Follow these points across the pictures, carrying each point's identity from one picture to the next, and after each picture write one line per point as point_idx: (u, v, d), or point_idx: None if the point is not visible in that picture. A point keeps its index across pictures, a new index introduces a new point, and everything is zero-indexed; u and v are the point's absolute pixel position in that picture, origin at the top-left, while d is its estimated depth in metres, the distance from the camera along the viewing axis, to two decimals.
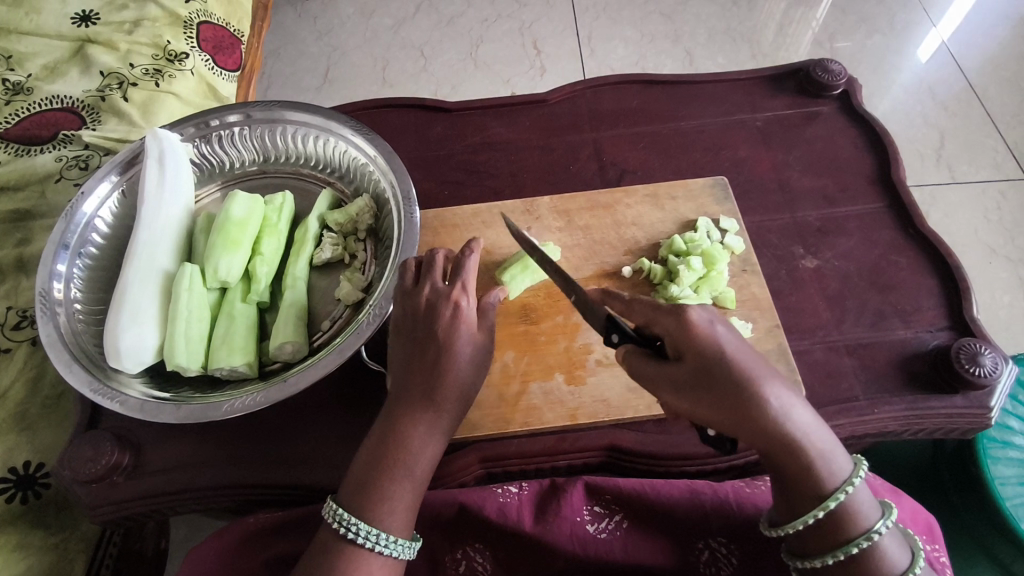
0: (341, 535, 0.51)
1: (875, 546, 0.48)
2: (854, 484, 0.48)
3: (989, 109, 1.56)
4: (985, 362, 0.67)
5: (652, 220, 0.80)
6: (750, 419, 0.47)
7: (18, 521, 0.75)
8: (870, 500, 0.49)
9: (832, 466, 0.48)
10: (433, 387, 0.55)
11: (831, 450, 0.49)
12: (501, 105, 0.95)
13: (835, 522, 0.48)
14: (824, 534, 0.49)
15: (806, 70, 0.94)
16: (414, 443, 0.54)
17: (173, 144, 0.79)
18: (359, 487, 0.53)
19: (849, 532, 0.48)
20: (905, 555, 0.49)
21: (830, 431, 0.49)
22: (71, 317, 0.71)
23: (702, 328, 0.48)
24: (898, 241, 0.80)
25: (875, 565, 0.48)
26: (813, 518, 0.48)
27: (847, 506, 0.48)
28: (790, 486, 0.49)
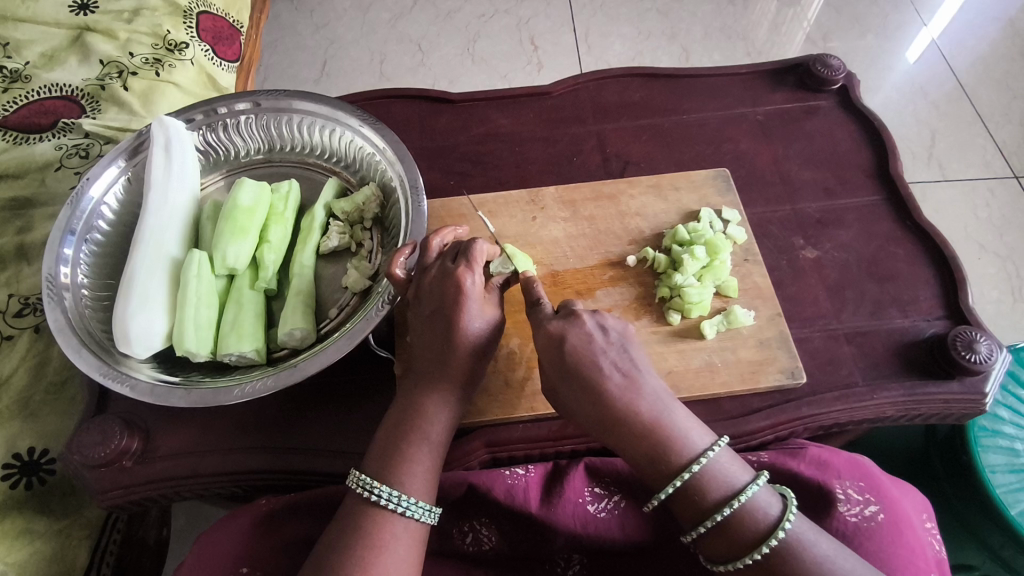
0: (365, 498, 0.54)
1: (743, 506, 0.50)
2: (711, 451, 0.52)
3: (978, 108, 1.59)
4: (980, 349, 0.69)
5: (655, 210, 0.81)
6: (593, 407, 0.55)
7: (23, 506, 0.75)
8: (733, 466, 0.52)
9: (683, 441, 0.53)
10: (447, 359, 0.60)
11: (687, 427, 0.54)
12: (505, 97, 0.96)
13: (690, 489, 0.51)
14: (689, 506, 0.52)
15: (805, 66, 0.96)
16: (431, 412, 0.59)
17: (180, 132, 0.79)
18: (382, 454, 0.57)
19: (709, 499, 0.51)
20: (777, 502, 0.51)
21: (690, 414, 0.55)
22: (78, 301, 0.71)
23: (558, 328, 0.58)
24: (895, 232, 0.81)
25: (749, 522, 0.50)
26: (668, 489, 0.52)
27: (702, 476, 0.51)
28: (644, 468, 0.54)
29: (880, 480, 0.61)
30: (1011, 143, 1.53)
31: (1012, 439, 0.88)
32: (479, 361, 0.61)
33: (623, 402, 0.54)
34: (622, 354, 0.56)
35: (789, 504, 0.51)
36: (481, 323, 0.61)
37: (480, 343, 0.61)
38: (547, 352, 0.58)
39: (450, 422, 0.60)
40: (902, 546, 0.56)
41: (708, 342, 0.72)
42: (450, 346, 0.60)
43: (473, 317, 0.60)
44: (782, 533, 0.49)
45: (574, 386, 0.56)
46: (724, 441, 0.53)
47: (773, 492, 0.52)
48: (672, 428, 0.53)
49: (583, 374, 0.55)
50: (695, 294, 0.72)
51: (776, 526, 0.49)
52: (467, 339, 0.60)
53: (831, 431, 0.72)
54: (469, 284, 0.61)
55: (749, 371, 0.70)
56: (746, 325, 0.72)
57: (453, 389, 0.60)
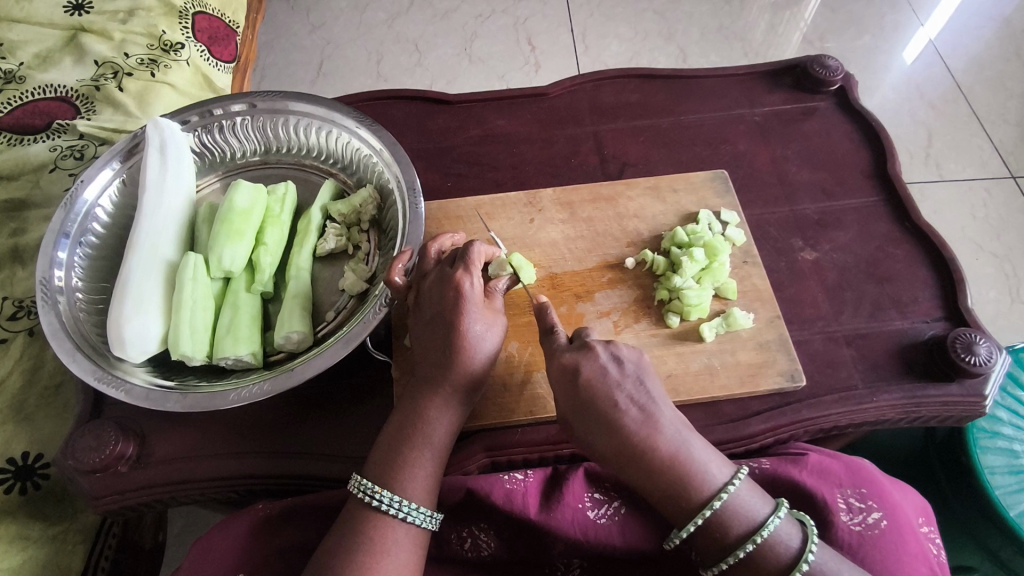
0: (366, 503, 0.54)
1: (768, 540, 0.51)
2: (733, 483, 0.52)
3: (975, 108, 1.59)
4: (980, 351, 0.69)
5: (653, 212, 0.81)
6: (609, 442, 0.55)
7: (17, 512, 0.74)
8: (756, 498, 0.53)
9: (703, 477, 0.52)
10: (446, 364, 0.60)
11: (705, 459, 0.53)
12: (502, 98, 0.96)
13: (712, 528, 0.51)
14: (713, 541, 0.52)
15: (803, 66, 0.95)
16: (431, 416, 0.59)
17: (175, 134, 0.78)
18: (382, 458, 0.57)
19: (734, 535, 0.51)
20: (798, 533, 0.52)
21: (708, 445, 0.55)
22: (72, 305, 0.71)
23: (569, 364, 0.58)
24: (894, 234, 0.81)
25: (773, 556, 0.51)
26: (689, 528, 0.52)
27: (727, 511, 0.51)
28: (663, 502, 0.53)
29: (882, 486, 0.61)
30: (1008, 143, 1.53)
31: (1011, 440, 0.87)
32: (480, 367, 0.60)
33: (638, 435, 0.53)
34: (637, 386, 0.56)
35: (811, 535, 0.51)
36: (488, 337, 0.61)
37: (481, 349, 0.60)
38: (562, 389, 0.58)
39: (452, 427, 0.60)
40: (906, 555, 0.56)
41: (707, 345, 0.71)
42: (449, 351, 0.60)
43: (474, 322, 0.60)
44: (806, 565, 0.50)
45: (590, 418, 0.56)
46: (744, 473, 0.53)
47: (794, 523, 0.52)
48: (686, 459, 0.53)
49: (597, 409, 0.55)
50: (693, 296, 0.72)
51: (799, 558, 0.50)
52: (468, 345, 0.60)
53: (831, 433, 0.72)
54: (468, 288, 0.61)
55: (748, 373, 0.70)
56: (745, 327, 0.72)
57: (452, 394, 0.60)
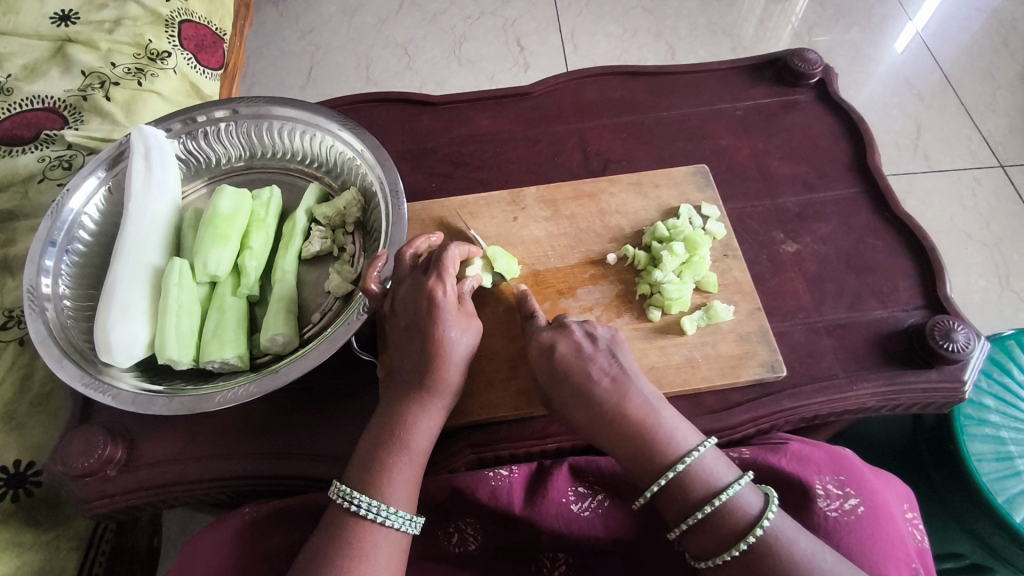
0: (344, 508, 0.55)
1: (727, 500, 0.53)
2: (697, 450, 0.55)
3: (962, 99, 1.60)
4: (958, 337, 0.70)
5: (635, 208, 0.82)
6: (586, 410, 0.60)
7: (10, 519, 0.75)
8: (719, 464, 0.55)
9: (670, 441, 0.56)
10: (426, 369, 0.60)
11: (675, 426, 0.57)
12: (485, 99, 0.96)
13: (676, 486, 0.54)
14: (676, 499, 0.54)
15: (783, 60, 0.96)
16: (413, 421, 0.59)
17: (159, 141, 0.79)
18: (363, 464, 0.58)
19: (699, 493, 0.54)
20: (760, 499, 0.53)
21: (678, 414, 0.59)
22: (60, 313, 0.71)
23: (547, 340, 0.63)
24: (874, 224, 0.82)
25: (729, 518, 0.52)
26: (655, 486, 0.55)
27: (690, 471, 0.54)
28: (632, 465, 0.58)
29: (862, 474, 0.61)
30: (996, 133, 1.53)
31: (997, 427, 0.88)
32: (460, 369, 0.61)
33: (607, 398, 0.59)
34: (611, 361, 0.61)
35: (771, 501, 0.52)
36: (467, 346, 0.62)
37: (459, 352, 0.61)
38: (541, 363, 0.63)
39: (433, 433, 0.60)
40: (883, 540, 0.57)
41: (689, 338, 0.72)
42: (429, 357, 0.60)
43: (451, 327, 0.61)
44: (760, 529, 0.50)
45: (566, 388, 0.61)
46: (711, 442, 0.56)
47: (758, 493, 0.54)
48: (654, 423, 0.57)
49: (574, 379, 0.60)
50: (673, 290, 0.73)
51: (754, 523, 0.51)
52: (445, 351, 0.60)
53: (815, 423, 0.73)
54: (441, 296, 0.61)
55: (729, 365, 0.70)
56: (725, 320, 0.73)
57: (433, 396, 0.60)
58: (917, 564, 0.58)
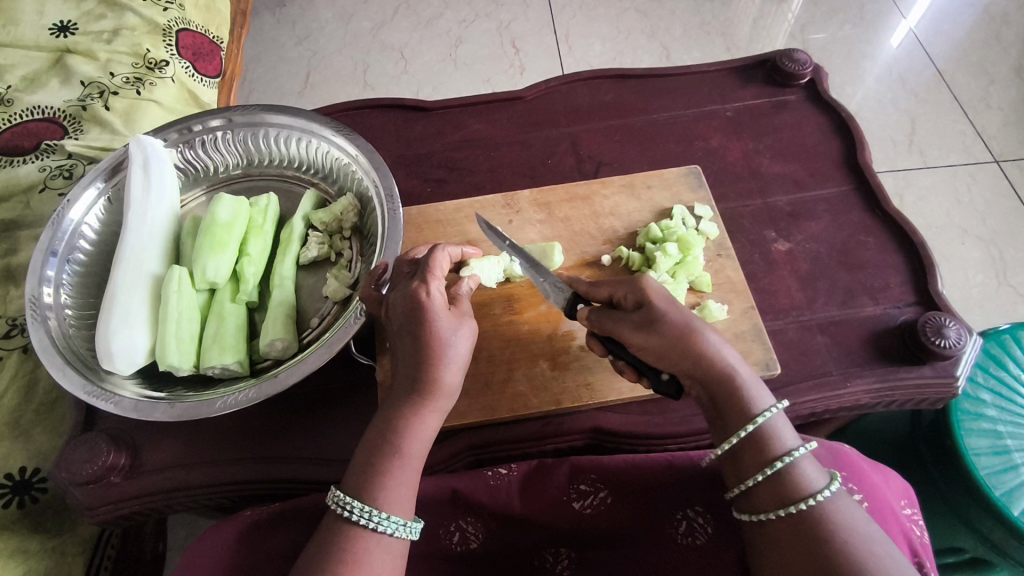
0: (340, 515, 0.55)
1: (794, 462, 0.53)
2: (773, 408, 0.56)
3: (957, 94, 1.60)
4: (949, 333, 0.71)
5: (629, 209, 0.83)
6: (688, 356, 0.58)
7: (16, 526, 0.75)
8: (789, 433, 0.55)
9: (756, 393, 0.57)
10: (419, 372, 0.59)
11: (755, 385, 0.57)
12: (479, 103, 0.97)
13: (755, 439, 0.55)
14: (751, 453, 0.54)
15: (773, 61, 0.97)
16: (408, 426, 0.58)
17: (158, 150, 0.80)
18: (360, 469, 0.57)
19: (772, 451, 0.54)
20: (824, 475, 0.53)
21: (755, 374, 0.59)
22: (62, 322, 0.72)
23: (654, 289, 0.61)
24: (865, 222, 0.83)
25: (794, 480, 0.52)
26: (740, 432, 0.55)
27: (765, 429, 0.55)
28: (724, 408, 0.57)
29: (862, 469, 0.62)
30: (991, 127, 1.54)
31: (994, 421, 0.88)
32: (454, 371, 0.61)
33: (710, 348, 0.58)
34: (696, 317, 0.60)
35: (835, 479, 0.52)
36: (461, 347, 0.62)
37: (452, 354, 0.61)
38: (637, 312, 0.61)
39: (429, 437, 0.60)
40: (886, 534, 0.58)
41: None
42: (422, 358, 0.60)
43: (442, 327, 0.61)
44: (820, 497, 0.51)
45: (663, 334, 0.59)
46: (783, 406, 0.56)
47: (823, 469, 0.54)
48: (739, 374, 0.57)
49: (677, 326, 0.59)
50: (668, 291, 0.74)
51: (815, 491, 0.51)
52: (438, 352, 0.60)
53: (810, 420, 0.74)
54: (426, 298, 0.63)
55: None
56: (720, 319, 0.73)
57: (427, 400, 0.59)
58: (920, 557, 0.59)
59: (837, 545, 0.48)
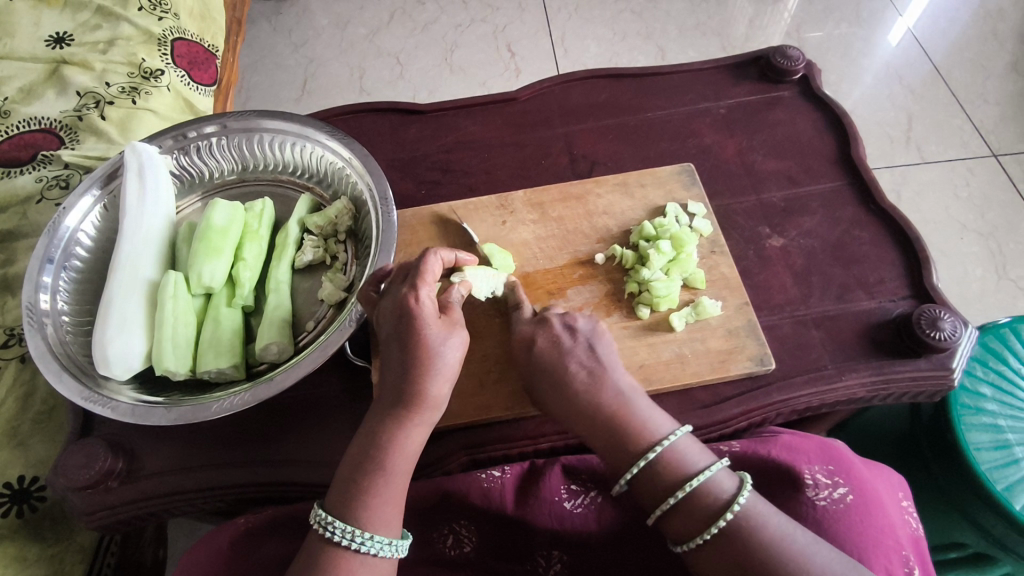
0: (322, 535, 0.54)
1: (702, 484, 0.54)
2: (670, 436, 0.57)
3: (953, 90, 1.61)
4: (944, 326, 0.70)
5: (622, 208, 0.83)
6: (569, 409, 0.62)
7: (15, 534, 0.75)
8: (694, 450, 0.57)
9: (645, 426, 0.59)
10: (405, 385, 0.60)
11: (650, 415, 0.60)
12: (472, 105, 0.98)
13: (654, 469, 0.56)
14: (654, 485, 0.56)
15: (765, 58, 0.97)
16: (398, 440, 0.58)
17: (153, 157, 0.80)
18: (348, 485, 0.56)
19: (674, 479, 0.55)
20: (733, 482, 0.55)
21: (654, 404, 0.61)
22: (58, 328, 0.73)
23: (527, 330, 0.67)
24: (859, 216, 0.83)
25: (706, 503, 0.54)
26: (635, 468, 0.57)
27: (663, 458, 0.56)
28: (609, 451, 0.59)
29: (850, 464, 0.62)
30: (987, 122, 1.54)
31: (994, 415, 0.88)
32: (442, 384, 0.61)
33: (590, 396, 0.61)
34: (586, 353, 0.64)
35: (744, 481, 0.54)
36: (454, 358, 0.62)
37: (441, 367, 0.61)
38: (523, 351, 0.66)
39: (415, 450, 0.60)
40: (871, 528, 0.57)
41: (677, 334, 0.73)
42: (412, 370, 0.60)
43: (431, 339, 0.61)
44: (737, 506, 0.52)
45: (549, 381, 0.63)
46: (685, 429, 0.58)
47: (731, 475, 0.56)
48: (624, 408, 0.60)
49: (552, 368, 0.63)
50: (661, 288, 0.73)
51: (731, 501, 0.53)
52: (427, 365, 0.60)
53: (806, 415, 0.73)
54: (417, 305, 0.63)
55: (719, 360, 0.71)
56: (714, 315, 0.74)
57: (417, 414, 0.59)
58: (908, 553, 0.58)
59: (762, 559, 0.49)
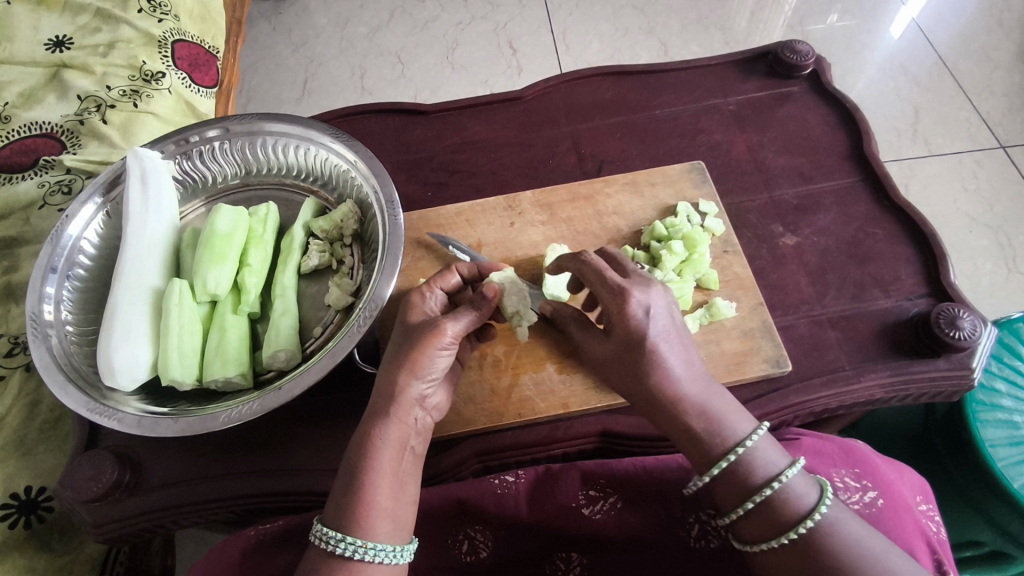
0: (327, 551, 0.50)
1: (781, 489, 0.52)
2: (755, 433, 0.55)
3: (960, 81, 1.58)
4: (964, 325, 0.69)
5: (632, 208, 0.82)
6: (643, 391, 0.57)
7: (23, 545, 0.75)
8: (773, 450, 0.55)
9: (725, 422, 0.55)
10: (382, 385, 0.56)
11: (729, 412, 0.56)
12: (477, 105, 0.96)
13: (736, 470, 0.54)
14: (732, 486, 0.54)
15: (774, 53, 0.96)
16: (371, 442, 0.53)
17: (155, 163, 0.79)
18: (343, 498, 0.52)
19: (751, 482, 0.53)
20: (815, 488, 0.53)
21: (728, 396, 0.57)
22: (63, 339, 0.72)
23: (641, 309, 0.56)
24: (873, 213, 0.81)
25: (785, 507, 0.52)
26: (721, 465, 0.54)
27: (742, 463, 0.54)
28: (687, 446, 0.57)
29: (876, 465, 0.61)
30: (996, 114, 1.52)
31: (1011, 412, 0.85)
32: (418, 379, 0.56)
33: (665, 379, 0.55)
34: (679, 338, 0.57)
35: (825, 490, 0.52)
36: (440, 350, 0.57)
37: (425, 366, 0.56)
38: (619, 333, 0.57)
39: (399, 455, 0.54)
40: (905, 532, 0.57)
41: (692, 336, 0.72)
42: (390, 364, 0.57)
43: (416, 336, 0.57)
44: (818, 515, 0.51)
45: (636, 363, 0.56)
46: (764, 429, 0.55)
47: (811, 480, 0.54)
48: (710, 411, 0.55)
49: (649, 358, 0.55)
50: (675, 289, 0.72)
51: (811, 510, 0.51)
52: (408, 365, 0.56)
53: (823, 416, 0.72)
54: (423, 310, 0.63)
55: (734, 363, 0.70)
56: (729, 316, 0.72)
57: (390, 411, 0.55)
58: (940, 554, 0.58)
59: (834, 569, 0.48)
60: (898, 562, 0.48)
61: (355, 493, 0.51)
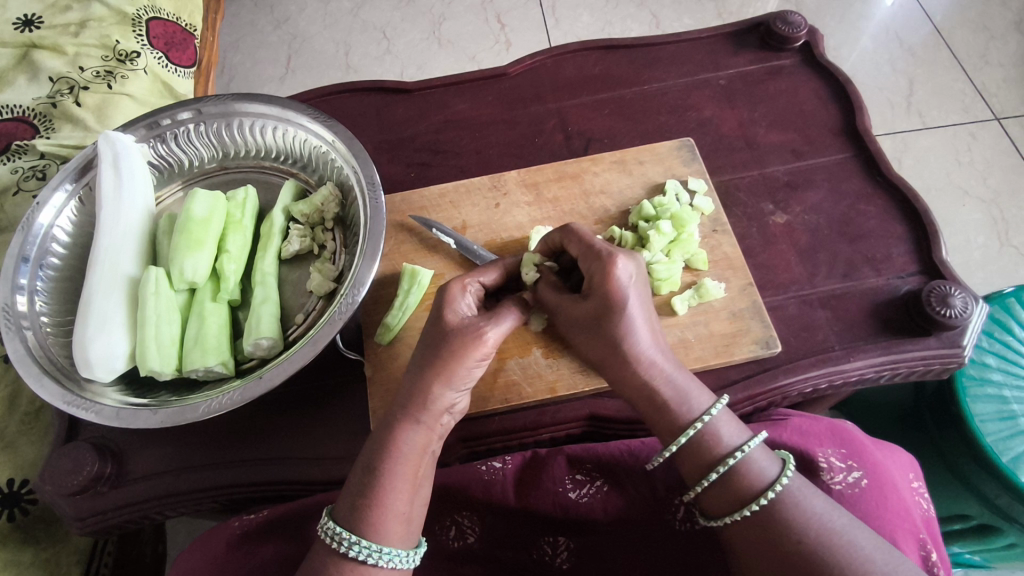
0: (336, 550, 0.49)
1: (743, 460, 0.52)
2: (712, 411, 0.54)
3: (956, 52, 1.56)
4: (955, 302, 0.68)
5: (619, 186, 0.80)
6: (614, 355, 0.57)
7: (7, 539, 0.74)
8: (732, 427, 0.54)
9: (688, 402, 0.55)
10: (416, 388, 0.54)
11: (689, 388, 0.56)
12: (461, 82, 0.94)
13: (698, 443, 0.54)
14: (692, 461, 0.54)
15: (766, 25, 0.93)
16: (396, 445, 0.52)
17: (127, 147, 0.76)
18: (356, 498, 0.51)
19: (715, 453, 0.53)
20: (776, 463, 0.53)
21: (692, 375, 0.57)
22: (38, 331, 0.70)
23: (624, 275, 0.56)
24: (864, 189, 0.80)
25: (745, 481, 0.52)
26: (678, 443, 0.54)
27: (706, 433, 0.54)
28: (653, 417, 0.57)
29: (863, 445, 0.60)
30: (990, 85, 1.50)
31: (1000, 387, 0.85)
32: (452, 388, 0.55)
33: (634, 346, 0.56)
34: (647, 307, 0.57)
35: (787, 464, 0.52)
36: (481, 354, 0.56)
37: (465, 369, 0.55)
38: (596, 289, 0.56)
39: (422, 458, 0.53)
40: (887, 512, 0.56)
41: (679, 318, 0.71)
42: (423, 367, 0.55)
43: (462, 333, 0.56)
44: (778, 487, 0.51)
45: (611, 328, 0.56)
46: (723, 403, 0.55)
47: (772, 454, 0.54)
48: (669, 390, 0.56)
49: (616, 323, 0.56)
50: (662, 271, 0.70)
51: (772, 483, 0.51)
52: (461, 364, 0.55)
53: (812, 397, 0.72)
54: (461, 298, 0.60)
55: (723, 344, 0.69)
56: (717, 297, 0.71)
57: (420, 416, 0.53)
58: (924, 534, 0.57)
59: (796, 542, 0.48)
60: (860, 536, 0.47)
61: (370, 495, 0.50)
